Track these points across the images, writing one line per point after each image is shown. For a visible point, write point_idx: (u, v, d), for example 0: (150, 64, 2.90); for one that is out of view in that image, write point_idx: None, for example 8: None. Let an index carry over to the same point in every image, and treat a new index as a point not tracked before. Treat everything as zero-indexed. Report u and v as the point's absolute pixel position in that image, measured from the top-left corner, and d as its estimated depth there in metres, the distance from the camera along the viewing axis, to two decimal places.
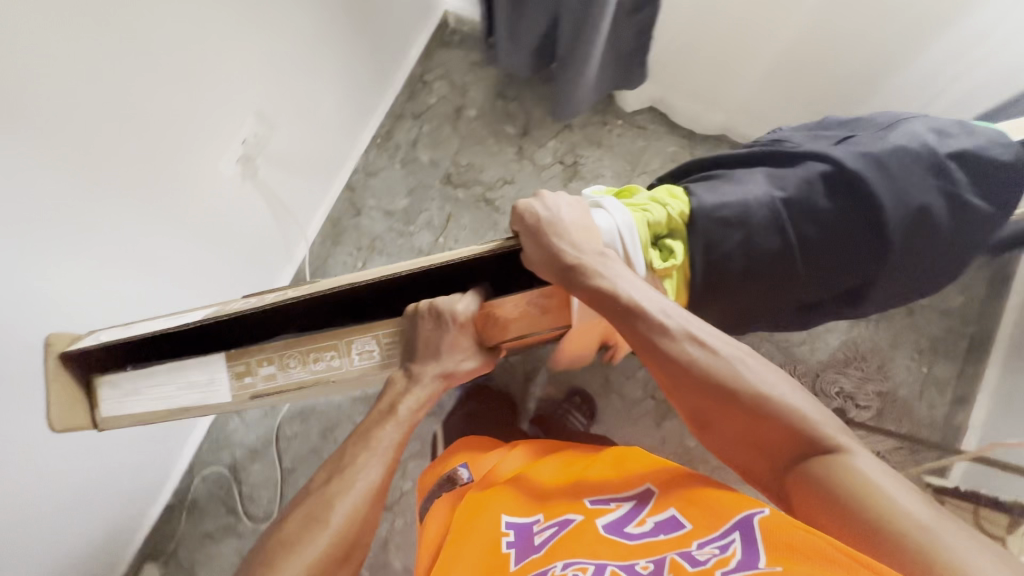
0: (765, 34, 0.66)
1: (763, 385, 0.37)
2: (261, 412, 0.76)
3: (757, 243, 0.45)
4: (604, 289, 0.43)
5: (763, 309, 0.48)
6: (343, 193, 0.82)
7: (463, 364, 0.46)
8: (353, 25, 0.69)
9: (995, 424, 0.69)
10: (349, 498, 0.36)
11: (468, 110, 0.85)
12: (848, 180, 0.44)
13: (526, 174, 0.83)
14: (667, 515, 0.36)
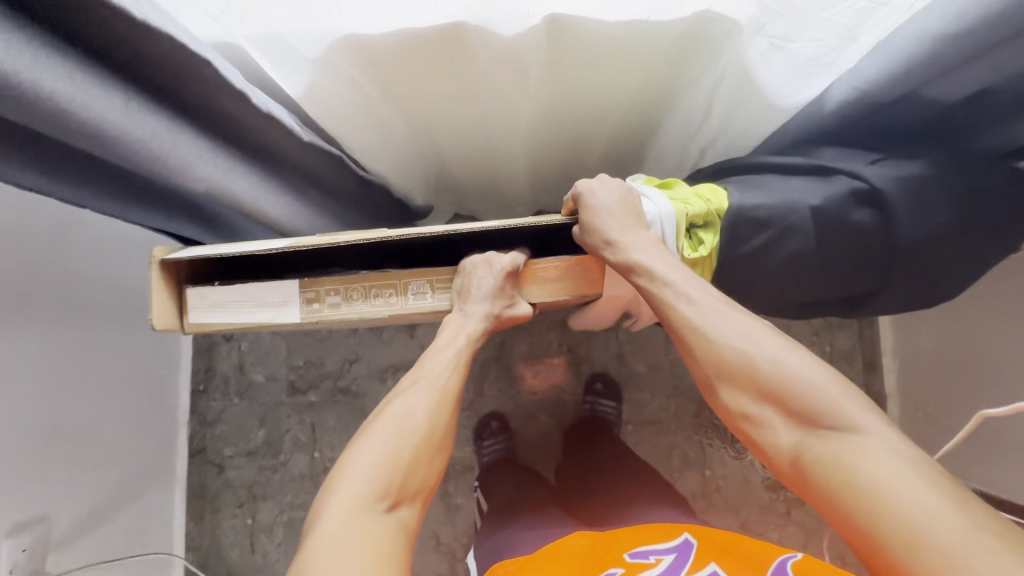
0: (501, 122, 0.72)
1: (774, 360, 0.46)
2: (216, 536, 1.15)
3: (787, 241, 0.54)
4: (641, 264, 0.51)
5: (779, 294, 0.60)
6: (198, 456, 1.18)
7: (510, 309, 0.56)
8: (114, 356, 0.95)
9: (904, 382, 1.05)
10: (434, 397, 0.51)
11: (283, 398, 1.20)
12: (877, 199, 0.53)
13: (359, 366, 1.20)
14: (710, 569, 0.51)
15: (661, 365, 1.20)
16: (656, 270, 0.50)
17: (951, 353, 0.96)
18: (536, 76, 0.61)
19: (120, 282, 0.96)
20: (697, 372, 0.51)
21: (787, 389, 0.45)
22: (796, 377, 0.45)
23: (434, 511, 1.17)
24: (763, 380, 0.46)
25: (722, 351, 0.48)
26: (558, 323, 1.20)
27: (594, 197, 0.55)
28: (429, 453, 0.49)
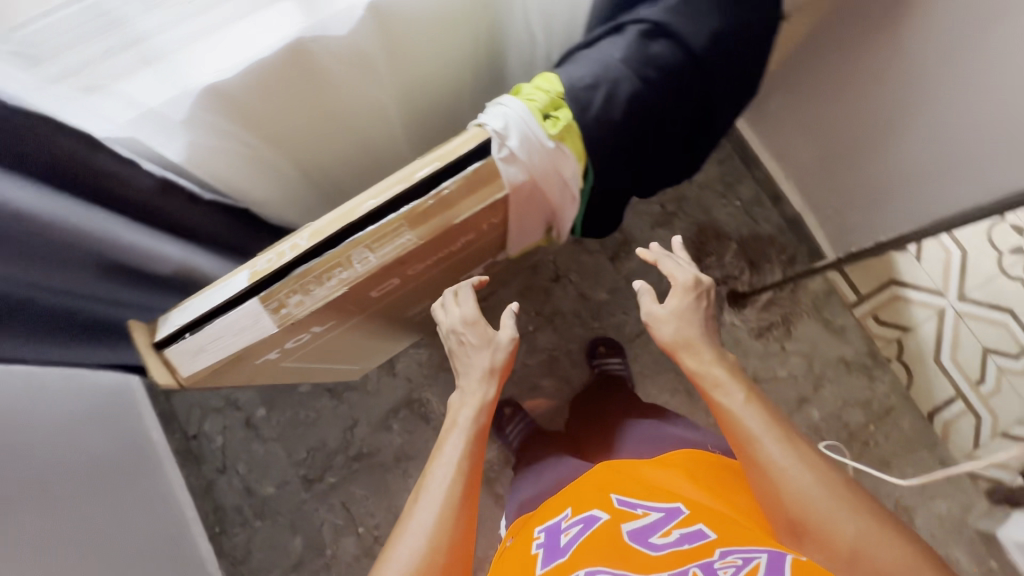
0: (377, 126, 0.79)
1: (863, 528, 0.48)
2: None
3: (617, 92, 0.61)
4: (727, 412, 0.56)
5: (640, 136, 0.67)
6: None
7: (496, 356, 0.66)
8: (121, 525, 0.90)
9: (809, 191, 1.19)
10: (433, 505, 0.55)
11: (303, 496, 1.16)
12: (661, 29, 0.62)
13: (359, 427, 1.19)
14: (694, 529, 0.54)
15: (619, 285, 1.27)
16: (732, 407, 0.56)
17: (815, 153, 1.11)
18: (385, 68, 0.70)
19: (95, 450, 0.92)
20: (779, 521, 0.51)
21: (883, 562, 0.47)
22: (886, 552, 0.47)
23: (495, 515, 1.17)
24: (869, 540, 0.48)
25: (820, 496, 0.50)
26: (516, 295, 1.26)
27: (689, 298, 0.64)
28: (462, 510, 0.56)
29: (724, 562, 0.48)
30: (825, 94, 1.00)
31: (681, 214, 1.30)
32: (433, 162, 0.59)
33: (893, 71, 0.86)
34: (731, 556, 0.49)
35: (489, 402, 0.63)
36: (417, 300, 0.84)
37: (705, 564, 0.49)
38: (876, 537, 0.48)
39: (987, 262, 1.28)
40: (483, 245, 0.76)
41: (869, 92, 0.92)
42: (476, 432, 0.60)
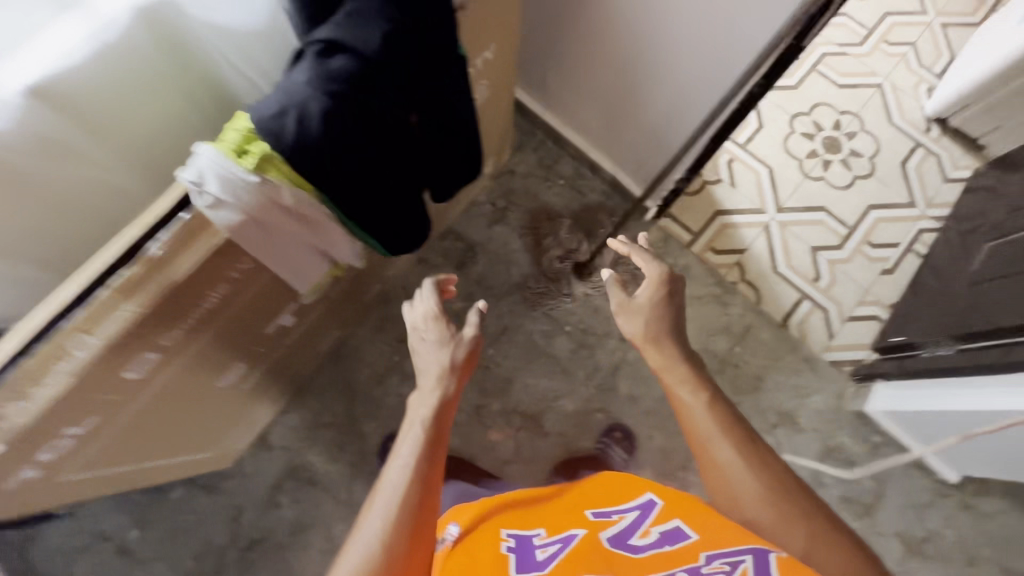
0: (125, 206, 0.78)
1: (809, 518, 0.57)
2: None
3: (309, 112, 0.62)
4: (690, 411, 0.64)
5: (358, 145, 0.68)
6: None
7: (456, 354, 0.63)
8: None
9: (613, 152, 1.26)
10: (382, 515, 0.51)
11: None
12: (335, 44, 0.64)
13: (245, 514, 1.13)
14: (672, 528, 0.59)
15: (472, 290, 1.28)
16: (691, 406, 0.64)
17: (599, 117, 1.19)
18: (95, 145, 0.70)
19: None
20: (739, 511, 0.60)
21: (827, 546, 0.55)
22: (827, 541, 0.56)
23: None
24: (818, 542, 0.56)
25: (772, 506, 0.58)
26: (374, 330, 1.24)
27: (655, 289, 0.70)
28: (414, 520, 0.51)
29: (713, 564, 0.52)
30: (580, 63, 1.08)
31: (512, 206, 1.34)
32: (132, 230, 0.58)
33: (615, 31, 0.95)
34: (717, 561, 0.52)
35: (449, 400, 0.60)
36: (223, 368, 0.82)
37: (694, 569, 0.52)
38: (826, 540, 0.56)
39: (793, 172, 1.40)
40: (257, 294, 0.74)
41: (608, 53, 1.00)
42: (430, 435, 0.57)
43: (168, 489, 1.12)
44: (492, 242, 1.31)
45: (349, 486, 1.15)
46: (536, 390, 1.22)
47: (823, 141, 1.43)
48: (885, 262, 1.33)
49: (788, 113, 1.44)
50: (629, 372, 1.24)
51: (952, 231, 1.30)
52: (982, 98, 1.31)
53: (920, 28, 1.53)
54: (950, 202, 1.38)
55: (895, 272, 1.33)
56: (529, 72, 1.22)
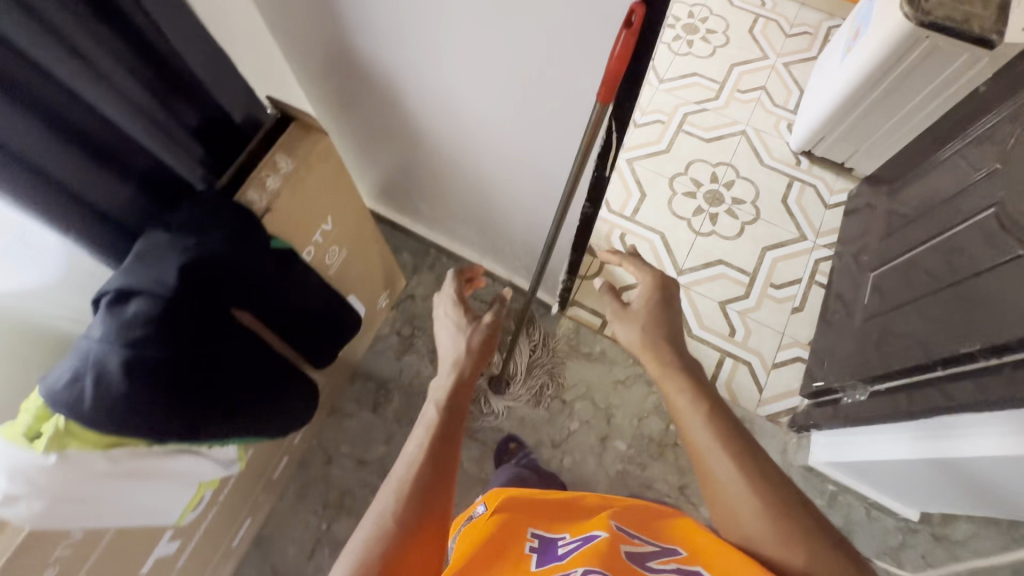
0: None
1: (815, 540, 0.50)
2: None
3: (104, 371, 0.58)
4: (684, 415, 0.60)
5: (181, 378, 0.64)
6: None
7: (474, 337, 0.74)
8: None
9: (501, 259, 1.27)
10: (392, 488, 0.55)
11: None
12: (127, 290, 0.61)
13: None
14: (690, 566, 0.50)
15: (392, 431, 1.22)
16: (684, 408, 0.61)
17: (476, 230, 1.20)
18: None
19: None
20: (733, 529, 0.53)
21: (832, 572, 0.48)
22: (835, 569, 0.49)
23: None
24: (820, 564, 0.49)
25: (773, 521, 0.51)
26: (295, 500, 1.16)
27: (645, 295, 0.72)
28: (431, 475, 0.56)
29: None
30: (437, 182, 1.10)
31: (419, 331, 1.31)
32: None
33: (454, 158, 0.97)
34: None
35: (464, 379, 0.69)
36: None
37: None
38: (829, 564, 0.49)
39: (685, 232, 1.42)
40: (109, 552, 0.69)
41: (457, 174, 1.02)
42: (442, 431, 0.61)
43: None
44: (404, 374, 1.27)
45: None
46: None
47: (705, 196, 1.47)
48: (793, 301, 1.35)
49: (666, 177, 1.49)
50: (570, 478, 1.18)
51: (845, 258, 1.33)
52: (834, 129, 1.38)
53: (766, 71, 1.64)
54: (836, 228, 1.43)
55: (804, 308, 1.34)
56: (400, 194, 1.24)
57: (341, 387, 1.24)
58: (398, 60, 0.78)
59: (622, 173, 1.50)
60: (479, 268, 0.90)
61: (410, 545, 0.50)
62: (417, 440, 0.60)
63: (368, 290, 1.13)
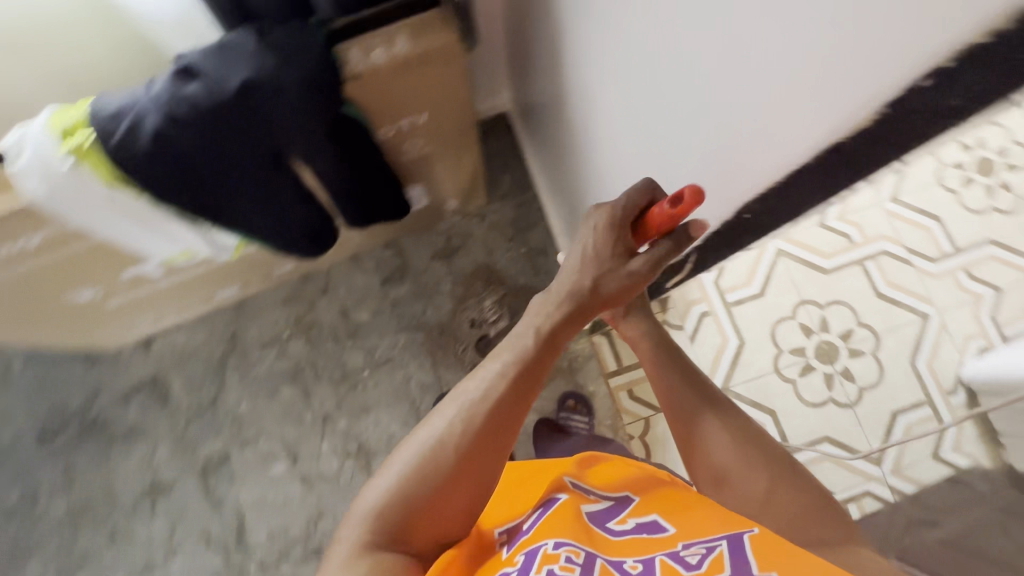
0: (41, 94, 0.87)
1: (777, 462, 0.52)
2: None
3: (140, 124, 0.61)
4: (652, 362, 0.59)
5: (202, 168, 0.67)
6: None
7: (608, 283, 0.51)
8: None
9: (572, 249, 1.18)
10: (427, 437, 0.48)
11: (33, 447, 1.22)
12: (196, 68, 0.62)
13: (104, 392, 1.24)
14: (649, 520, 0.50)
15: (382, 309, 1.27)
16: (650, 350, 0.60)
17: (569, 208, 1.10)
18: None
19: None
20: (705, 472, 0.54)
21: (793, 488, 0.50)
22: (792, 483, 0.50)
23: (199, 511, 1.18)
24: (779, 487, 0.50)
25: (734, 457, 0.52)
26: (282, 299, 1.28)
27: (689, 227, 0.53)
28: (491, 435, 0.47)
29: (690, 551, 0.45)
30: (562, 141, 0.98)
31: (465, 250, 1.30)
32: None
33: (579, 136, 0.84)
34: (694, 544, 0.45)
35: (574, 318, 0.51)
36: (72, 290, 0.90)
37: (670, 551, 0.45)
38: (788, 487, 0.50)
39: (764, 359, 1.24)
40: (95, 251, 0.80)
41: (577, 151, 0.90)
42: (520, 379, 0.49)
43: None
44: (426, 274, 1.29)
45: (188, 421, 1.23)
46: (383, 430, 1.21)
47: (818, 344, 1.24)
48: None
49: (799, 297, 1.27)
50: None
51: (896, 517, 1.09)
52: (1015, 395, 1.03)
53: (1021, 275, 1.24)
54: (921, 482, 1.15)
55: None
56: (535, 124, 1.13)
57: (372, 245, 1.28)
58: (571, 14, 0.65)
59: (760, 257, 1.28)
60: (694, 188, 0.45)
61: (446, 498, 0.47)
62: (500, 364, 0.49)
63: (437, 189, 1.11)
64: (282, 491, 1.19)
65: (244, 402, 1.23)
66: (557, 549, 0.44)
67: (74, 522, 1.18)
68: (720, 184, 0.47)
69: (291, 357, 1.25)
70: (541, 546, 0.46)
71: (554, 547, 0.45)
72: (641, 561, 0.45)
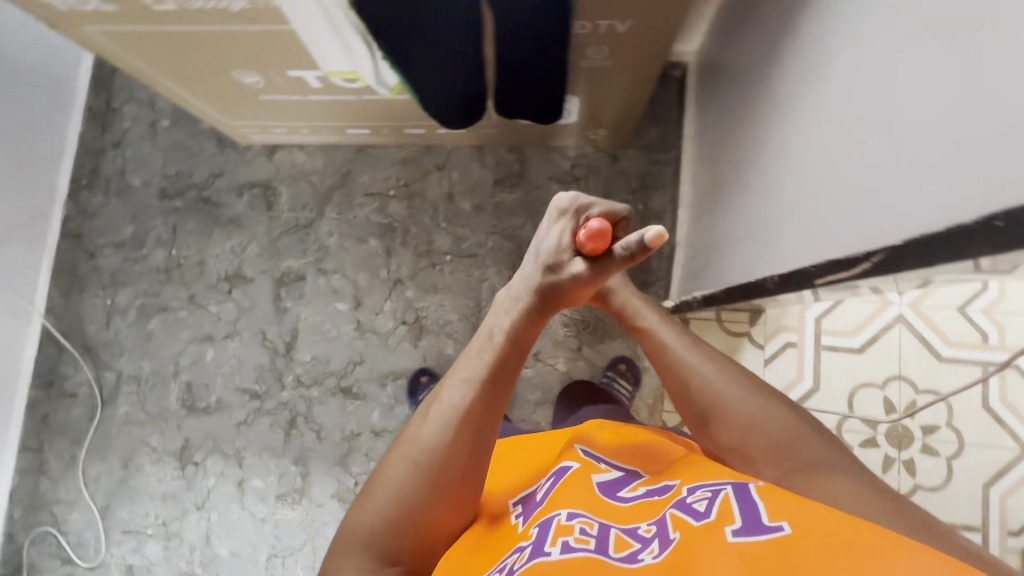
0: None
1: (759, 405, 0.66)
2: (71, 308, 1.32)
3: None
4: (654, 338, 0.78)
5: (415, 6, 0.69)
6: (73, 239, 1.34)
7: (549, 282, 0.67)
8: None
9: (693, 225, 1.13)
10: (411, 448, 0.62)
11: (153, 199, 1.35)
12: None
13: (223, 177, 1.34)
14: (657, 488, 0.63)
15: (485, 207, 1.28)
16: (652, 331, 0.79)
17: (709, 183, 1.05)
18: None
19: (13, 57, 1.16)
20: (696, 425, 0.69)
21: (773, 428, 0.63)
22: (773, 423, 0.64)
23: (264, 312, 1.29)
24: (757, 422, 0.64)
25: (718, 396, 0.68)
26: (400, 159, 1.31)
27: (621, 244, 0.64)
28: (466, 432, 0.62)
29: (698, 499, 0.55)
30: (738, 112, 0.91)
31: (585, 184, 1.27)
32: None
33: (768, 112, 0.78)
34: (701, 492, 0.57)
35: (513, 345, 0.68)
36: (244, 68, 0.94)
37: (679, 505, 0.56)
38: (766, 424, 0.64)
39: (831, 414, 1.17)
40: (278, 42, 0.83)
41: (754, 126, 0.84)
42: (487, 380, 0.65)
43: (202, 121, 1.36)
44: (539, 191, 1.28)
45: (282, 232, 1.31)
46: (442, 314, 1.26)
47: (893, 424, 1.15)
48: None
49: (897, 370, 1.17)
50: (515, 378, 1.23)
51: None
52: None
53: None
54: None
55: None
56: (713, 85, 1.06)
57: (500, 143, 1.27)
58: None
59: (877, 313, 1.18)
60: (600, 223, 0.63)
61: (440, 500, 0.60)
62: (461, 376, 0.66)
63: (590, 108, 1.07)
64: (337, 327, 1.27)
65: (333, 237, 1.30)
66: (572, 519, 0.56)
67: (164, 274, 1.32)
68: (899, 214, 0.46)
69: (388, 215, 1.30)
70: (560, 513, 0.58)
71: (570, 516, 0.56)
72: (653, 524, 0.55)
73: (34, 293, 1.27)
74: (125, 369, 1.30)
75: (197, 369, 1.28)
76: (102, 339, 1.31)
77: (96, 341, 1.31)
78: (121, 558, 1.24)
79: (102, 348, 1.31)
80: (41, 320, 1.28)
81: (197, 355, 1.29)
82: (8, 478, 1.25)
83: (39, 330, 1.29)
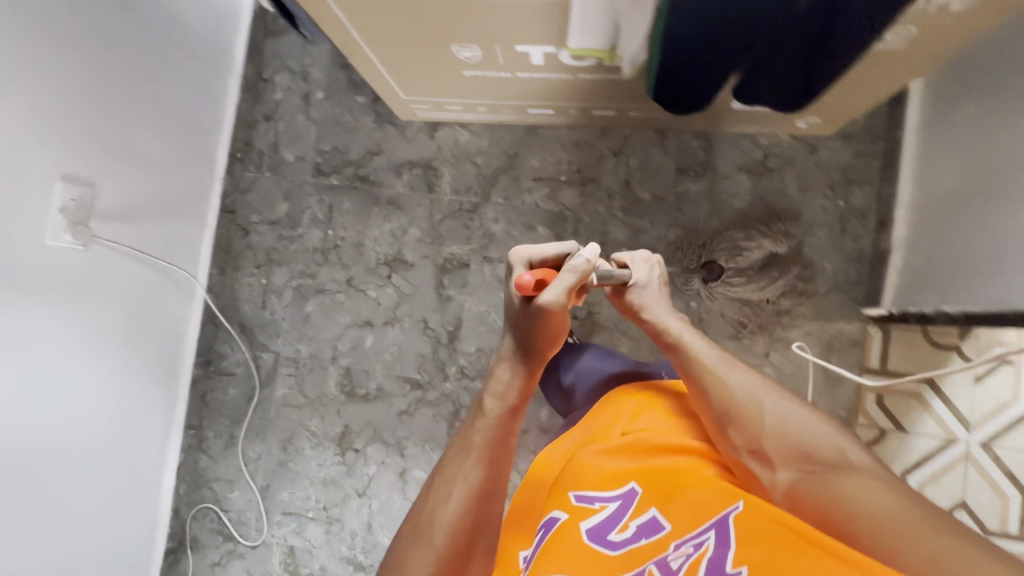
0: None
1: (781, 409, 0.69)
2: (226, 286, 1.29)
3: None
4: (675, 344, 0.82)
5: None
6: (228, 215, 1.30)
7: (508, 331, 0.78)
8: (161, 92, 1.08)
9: (917, 228, 1.03)
10: (439, 515, 0.66)
11: (306, 176, 1.30)
12: None
13: (381, 156, 1.28)
14: (648, 518, 0.62)
15: (664, 197, 1.20)
16: (675, 335, 0.83)
17: (953, 185, 0.95)
18: None
19: (185, 21, 1.09)
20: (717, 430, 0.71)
21: (798, 430, 0.67)
22: (797, 423, 0.68)
23: (426, 299, 1.24)
24: (776, 424, 0.68)
25: (738, 398, 0.71)
26: (573, 142, 1.22)
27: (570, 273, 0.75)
28: (482, 494, 0.67)
29: (678, 553, 0.57)
30: None
31: (778, 176, 1.17)
32: None
33: None
34: (684, 546, 0.58)
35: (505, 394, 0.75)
36: (464, 41, 0.86)
37: (661, 561, 0.57)
38: (787, 423, 0.68)
39: None
40: (536, 14, 0.75)
41: None
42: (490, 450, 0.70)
43: (359, 93, 1.29)
44: (725, 183, 1.18)
45: (444, 216, 1.25)
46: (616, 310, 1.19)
47: None
48: None
49: None
50: None
51: None
52: None
53: None
54: None
55: None
56: None
57: (687, 129, 1.18)
58: None
59: None
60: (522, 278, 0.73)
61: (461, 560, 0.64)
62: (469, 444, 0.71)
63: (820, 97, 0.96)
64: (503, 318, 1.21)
65: (500, 223, 1.23)
66: None
67: (319, 255, 1.28)
68: None
69: (558, 202, 1.22)
70: None
71: None
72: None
73: (196, 267, 1.24)
74: (282, 351, 1.27)
75: (357, 355, 1.25)
76: (258, 319, 1.28)
77: (251, 321, 1.29)
78: (283, 539, 1.24)
79: (258, 328, 1.28)
80: (202, 297, 1.26)
81: (356, 340, 1.25)
82: (175, 453, 1.24)
83: (200, 308, 1.26)
